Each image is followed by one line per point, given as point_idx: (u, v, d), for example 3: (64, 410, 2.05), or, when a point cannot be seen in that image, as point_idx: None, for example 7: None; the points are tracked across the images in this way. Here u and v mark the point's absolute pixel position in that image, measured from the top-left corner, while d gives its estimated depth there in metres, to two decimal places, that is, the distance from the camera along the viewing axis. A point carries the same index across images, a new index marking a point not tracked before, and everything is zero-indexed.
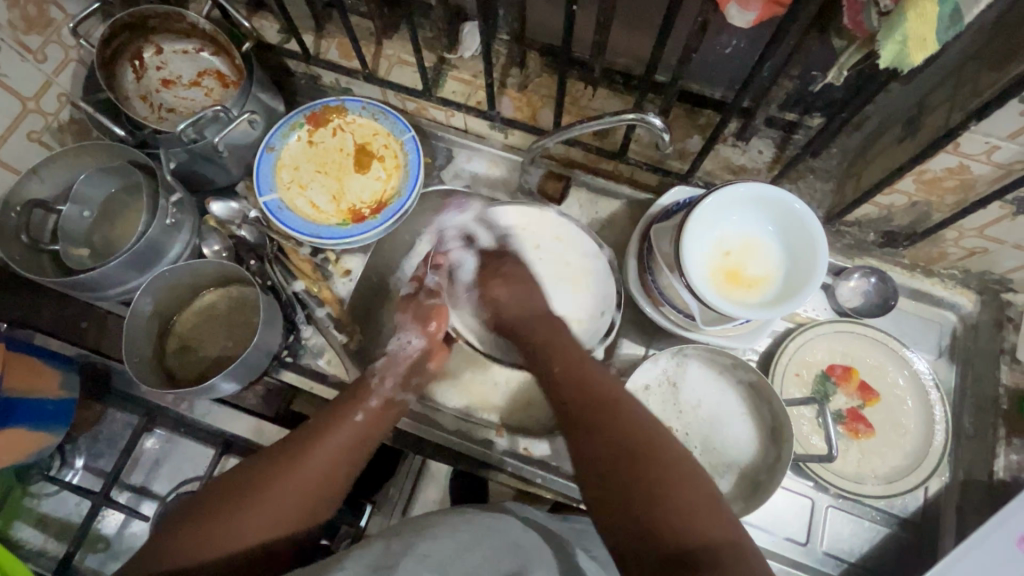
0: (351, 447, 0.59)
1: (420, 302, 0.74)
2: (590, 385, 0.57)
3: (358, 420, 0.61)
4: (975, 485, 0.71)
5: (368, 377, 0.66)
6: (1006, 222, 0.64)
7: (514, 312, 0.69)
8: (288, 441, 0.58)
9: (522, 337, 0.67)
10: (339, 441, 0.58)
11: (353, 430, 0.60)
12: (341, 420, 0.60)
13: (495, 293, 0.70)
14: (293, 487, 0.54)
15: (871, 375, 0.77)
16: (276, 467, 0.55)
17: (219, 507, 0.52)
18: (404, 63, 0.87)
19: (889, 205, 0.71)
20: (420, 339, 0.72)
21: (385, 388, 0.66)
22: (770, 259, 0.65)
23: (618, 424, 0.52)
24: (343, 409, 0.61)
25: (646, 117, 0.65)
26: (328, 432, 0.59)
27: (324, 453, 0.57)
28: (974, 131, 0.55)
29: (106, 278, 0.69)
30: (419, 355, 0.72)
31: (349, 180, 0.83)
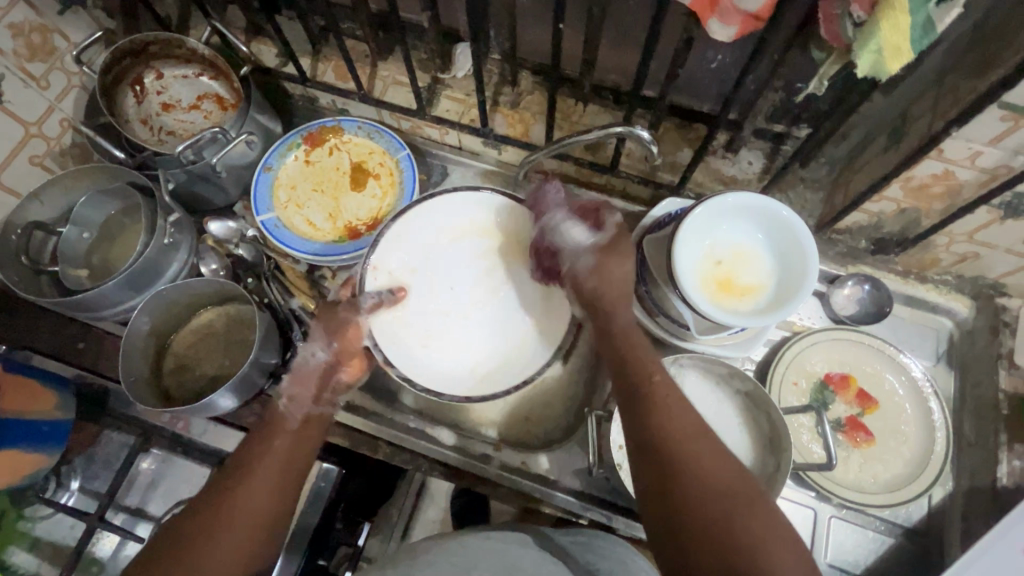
0: (275, 480, 0.55)
1: (339, 313, 0.68)
2: (653, 417, 0.52)
3: (278, 448, 0.57)
4: (977, 492, 0.70)
5: (276, 401, 0.61)
6: (995, 227, 0.65)
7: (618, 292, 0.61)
8: (206, 489, 0.55)
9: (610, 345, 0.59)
10: (262, 479, 0.54)
11: (278, 457, 0.56)
12: (261, 453, 0.56)
13: (608, 276, 0.61)
14: (225, 537, 0.51)
15: (869, 382, 0.76)
16: (197, 522, 0.52)
17: (149, 573, 0.50)
18: (398, 83, 0.89)
19: (879, 212, 0.71)
20: (325, 353, 0.67)
21: (299, 407, 0.61)
22: (761, 268, 0.65)
23: (694, 446, 0.50)
24: (260, 440, 0.57)
25: (633, 130, 0.66)
26: (250, 467, 0.55)
27: (249, 493, 0.53)
28: (957, 138, 0.56)
29: (104, 298, 0.70)
30: (330, 367, 0.67)
31: (345, 198, 0.84)
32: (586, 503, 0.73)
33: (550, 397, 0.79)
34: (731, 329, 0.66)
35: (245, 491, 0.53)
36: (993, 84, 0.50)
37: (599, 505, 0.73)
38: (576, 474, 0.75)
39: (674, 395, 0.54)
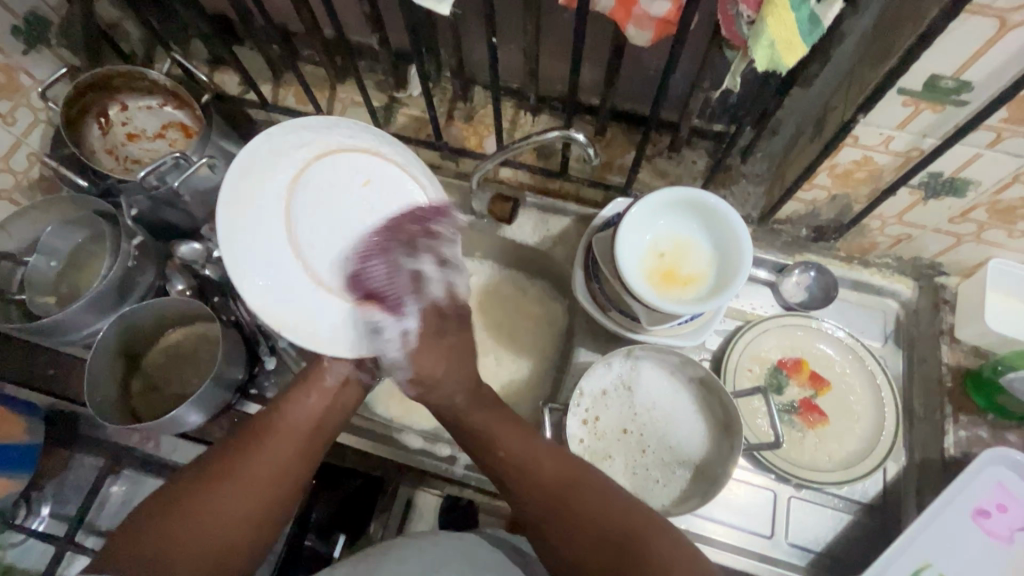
0: (307, 428, 0.60)
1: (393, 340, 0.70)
2: (537, 465, 0.57)
3: (313, 400, 0.62)
4: (928, 464, 0.72)
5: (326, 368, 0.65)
6: (920, 207, 0.69)
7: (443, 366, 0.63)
8: (243, 428, 0.59)
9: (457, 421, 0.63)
10: (293, 422, 0.60)
11: (308, 411, 0.61)
12: (295, 400, 0.61)
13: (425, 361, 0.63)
14: (243, 479, 0.54)
15: (819, 365, 0.79)
16: (231, 451, 0.56)
17: (187, 489, 0.53)
18: (357, 104, 0.93)
19: (812, 200, 0.75)
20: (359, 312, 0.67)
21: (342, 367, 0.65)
22: (701, 258, 0.68)
23: (585, 516, 0.53)
24: (297, 392, 0.62)
25: (569, 134, 0.69)
26: (285, 410, 0.60)
27: (280, 434, 0.58)
28: (867, 124, 0.60)
29: (69, 321, 0.71)
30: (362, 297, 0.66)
31: None
32: None
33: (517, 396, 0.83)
34: (678, 318, 0.69)
35: (279, 430, 0.59)
36: (887, 73, 0.54)
37: None
38: None
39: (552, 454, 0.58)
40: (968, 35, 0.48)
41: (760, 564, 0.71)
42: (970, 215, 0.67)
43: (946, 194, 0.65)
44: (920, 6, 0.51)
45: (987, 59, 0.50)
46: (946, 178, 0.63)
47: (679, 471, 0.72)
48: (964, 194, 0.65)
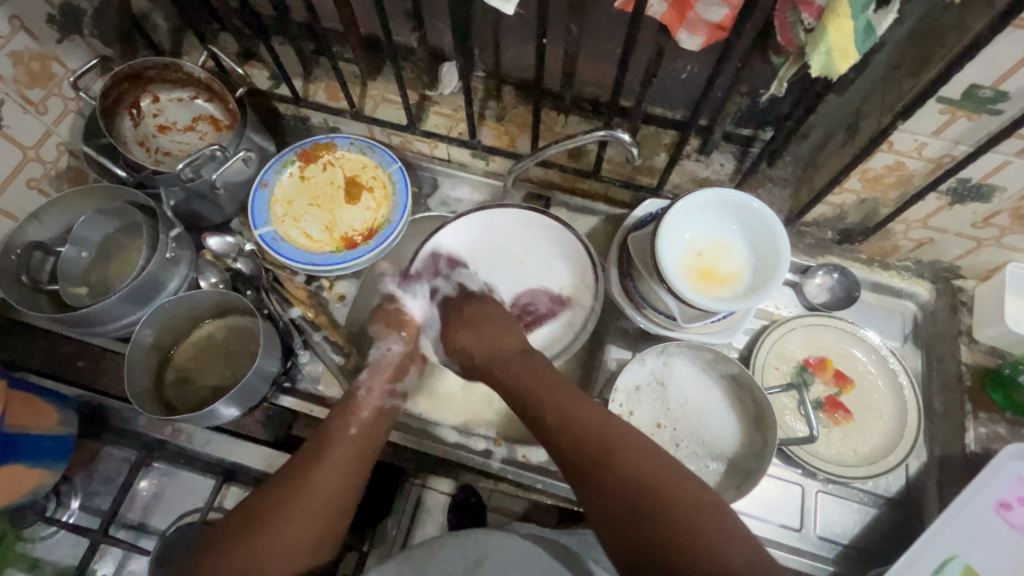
0: (346, 459, 0.62)
1: (389, 310, 0.79)
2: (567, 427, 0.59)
3: (352, 433, 0.65)
4: (949, 459, 0.75)
5: (356, 391, 0.70)
6: (945, 211, 0.72)
7: (489, 356, 0.71)
8: (286, 467, 0.62)
9: (500, 382, 0.68)
10: (335, 457, 0.62)
11: (346, 447, 0.63)
12: (335, 433, 0.64)
13: (463, 338, 0.73)
14: (291, 515, 0.57)
15: (844, 363, 0.81)
16: (280, 489, 0.59)
17: (241, 528, 0.57)
18: (388, 101, 0.93)
19: (841, 203, 0.77)
20: (398, 344, 0.76)
21: (375, 398, 0.70)
22: (738, 258, 0.70)
23: (648, 499, 0.52)
24: (335, 424, 0.65)
25: (615, 134, 0.73)
26: (326, 445, 0.63)
27: (325, 469, 0.60)
28: (903, 130, 0.63)
29: (105, 312, 0.71)
30: (403, 359, 0.76)
31: (340, 211, 0.88)
32: None
33: None
34: (715, 316, 0.71)
35: (320, 465, 0.61)
36: (930, 81, 0.57)
37: None
38: None
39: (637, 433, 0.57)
40: (1014, 47, 0.51)
41: (791, 557, 0.72)
42: (993, 220, 0.70)
43: (972, 200, 0.68)
44: (966, 18, 0.53)
45: None
46: (974, 183, 0.66)
47: (713, 465, 0.73)
48: (989, 200, 0.67)
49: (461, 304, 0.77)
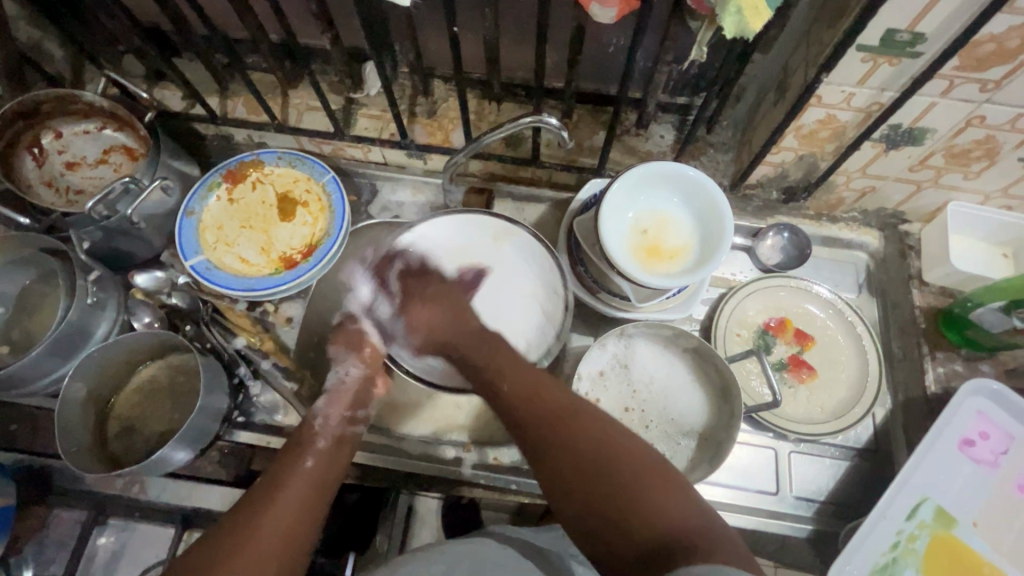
0: (308, 499, 0.52)
1: (350, 330, 0.69)
2: (538, 403, 0.53)
3: (309, 465, 0.55)
4: (913, 403, 0.76)
5: (310, 421, 0.60)
6: (882, 159, 0.71)
7: (443, 327, 0.64)
8: (232, 512, 0.50)
9: (456, 354, 0.62)
10: (297, 494, 0.51)
11: (308, 482, 0.53)
12: (292, 469, 0.54)
13: (421, 317, 0.66)
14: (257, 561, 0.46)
15: (802, 322, 0.81)
16: (231, 540, 0.48)
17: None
18: (312, 109, 0.89)
19: (781, 162, 0.77)
20: (356, 368, 0.66)
21: (332, 426, 0.60)
22: (683, 230, 0.69)
23: (604, 456, 0.48)
24: (289, 459, 0.55)
25: (542, 119, 0.69)
26: (282, 484, 0.52)
27: (286, 505, 0.50)
28: (829, 83, 0.62)
29: (27, 370, 0.67)
30: (364, 382, 0.66)
31: (276, 230, 0.84)
32: None
33: None
34: (667, 292, 0.69)
35: (277, 504, 0.50)
36: (846, 31, 0.56)
37: None
38: None
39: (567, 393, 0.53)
40: None
41: (769, 521, 0.73)
42: (927, 161, 0.71)
43: (905, 144, 0.68)
44: None
45: (939, 10, 0.52)
46: (904, 129, 0.66)
47: (684, 441, 0.73)
48: (921, 143, 0.68)
49: (424, 279, 0.69)
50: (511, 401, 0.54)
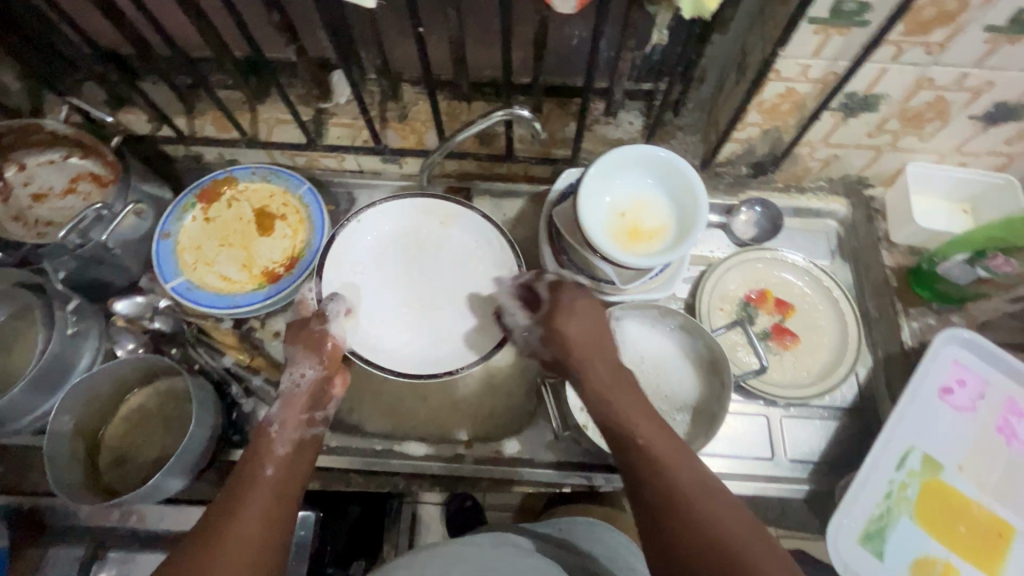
0: (273, 505, 0.52)
1: (311, 329, 0.67)
2: (671, 471, 0.51)
3: (271, 472, 0.55)
4: (893, 359, 0.79)
5: (266, 427, 0.60)
6: (841, 127, 0.74)
7: (578, 358, 0.61)
8: (193, 534, 0.49)
9: (588, 393, 0.60)
10: (262, 501, 0.51)
11: (274, 489, 0.53)
12: (253, 478, 0.54)
13: (567, 332, 0.62)
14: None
15: (782, 291, 0.84)
16: (193, 559, 0.46)
17: None
18: (283, 122, 0.89)
19: (747, 138, 0.79)
20: (314, 369, 0.65)
21: (290, 431, 0.60)
22: (660, 210, 0.70)
23: (721, 548, 0.46)
24: (250, 467, 0.55)
25: (513, 112, 0.71)
26: (245, 494, 0.52)
27: (250, 515, 0.50)
28: (786, 57, 0.64)
29: (10, 407, 0.66)
30: (321, 383, 0.65)
31: (256, 246, 0.83)
32: (564, 471, 0.75)
33: (507, 384, 0.80)
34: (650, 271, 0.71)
35: (241, 517, 0.50)
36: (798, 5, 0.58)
37: (576, 469, 0.75)
38: (547, 447, 0.77)
39: (698, 470, 0.51)
40: None
41: (768, 485, 0.75)
42: (884, 126, 0.74)
43: (862, 111, 0.71)
44: None
45: None
46: (860, 96, 0.69)
47: (680, 416, 0.74)
48: (877, 108, 0.71)
49: (560, 292, 0.66)
50: (637, 466, 0.52)
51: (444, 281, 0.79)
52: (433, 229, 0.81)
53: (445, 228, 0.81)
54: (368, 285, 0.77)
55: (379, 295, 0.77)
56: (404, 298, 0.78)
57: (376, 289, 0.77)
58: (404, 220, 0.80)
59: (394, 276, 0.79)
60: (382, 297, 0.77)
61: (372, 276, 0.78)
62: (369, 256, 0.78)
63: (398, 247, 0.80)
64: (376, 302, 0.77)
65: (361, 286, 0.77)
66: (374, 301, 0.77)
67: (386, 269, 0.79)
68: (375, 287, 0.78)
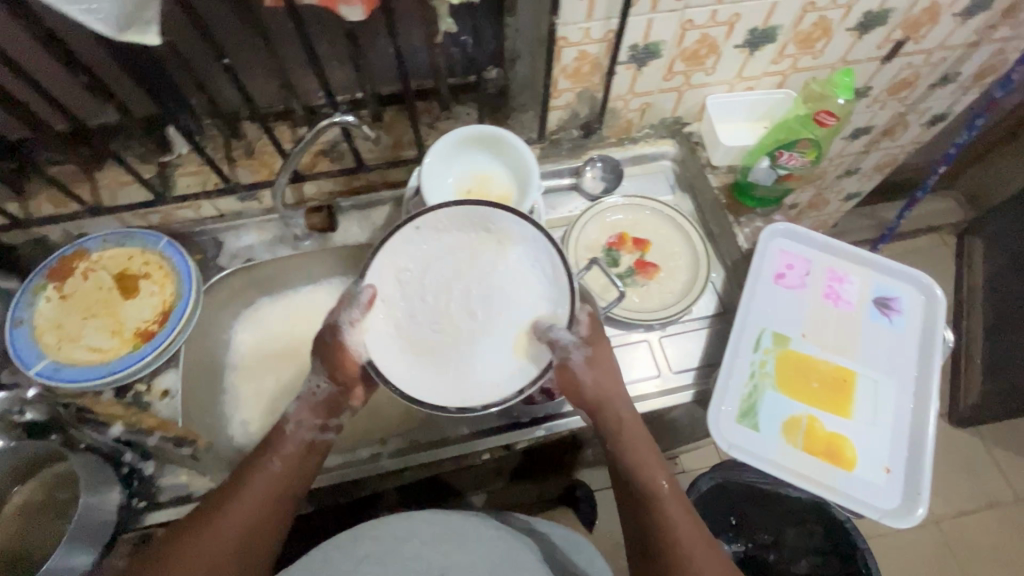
0: (271, 493, 0.61)
1: (324, 342, 0.64)
2: (665, 504, 0.64)
3: (279, 464, 0.63)
4: (738, 262, 0.90)
5: (282, 424, 0.65)
6: (639, 77, 0.85)
7: (596, 397, 0.67)
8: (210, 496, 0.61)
9: (608, 427, 0.68)
10: (257, 489, 0.60)
11: (272, 478, 0.62)
12: (261, 465, 0.62)
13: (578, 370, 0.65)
14: (214, 548, 0.56)
15: (636, 230, 0.93)
16: (201, 521, 0.58)
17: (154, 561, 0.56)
18: (126, 184, 0.87)
19: (567, 104, 0.88)
20: (327, 384, 0.66)
21: (303, 431, 0.65)
22: (500, 181, 0.77)
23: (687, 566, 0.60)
24: (261, 459, 0.63)
25: (336, 120, 0.74)
26: (249, 478, 0.61)
27: (245, 496, 0.60)
28: (566, 24, 0.73)
29: None
30: (338, 394, 0.66)
31: (122, 309, 0.81)
32: (478, 438, 0.79)
33: None
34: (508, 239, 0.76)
35: (242, 494, 0.60)
36: None
37: (489, 433, 0.79)
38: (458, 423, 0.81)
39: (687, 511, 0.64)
40: None
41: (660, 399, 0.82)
42: (673, 69, 0.85)
43: (649, 59, 0.82)
44: None
45: None
46: (642, 46, 0.79)
47: None
48: (660, 54, 0.82)
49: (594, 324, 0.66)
50: (643, 496, 0.65)
51: (488, 303, 0.63)
52: (486, 247, 0.64)
53: (502, 249, 0.64)
54: (403, 297, 0.62)
55: (412, 309, 0.62)
56: (439, 320, 0.62)
57: (411, 304, 0.62)
58: (458, 227, 0.64)
59: (433, 290, 0.63)
60: (416, 314, 0.62)
61: (416, 288, 0.63)
62: (409, 270, 0.63)
63: (444, 256, 0.63)
64: (407, 317, 0.62)
65: (394, 298, 0.62)
66: (405, 317, 0.62)
67: (428, 280, 0.63)
68: (409, 304, 0.62)
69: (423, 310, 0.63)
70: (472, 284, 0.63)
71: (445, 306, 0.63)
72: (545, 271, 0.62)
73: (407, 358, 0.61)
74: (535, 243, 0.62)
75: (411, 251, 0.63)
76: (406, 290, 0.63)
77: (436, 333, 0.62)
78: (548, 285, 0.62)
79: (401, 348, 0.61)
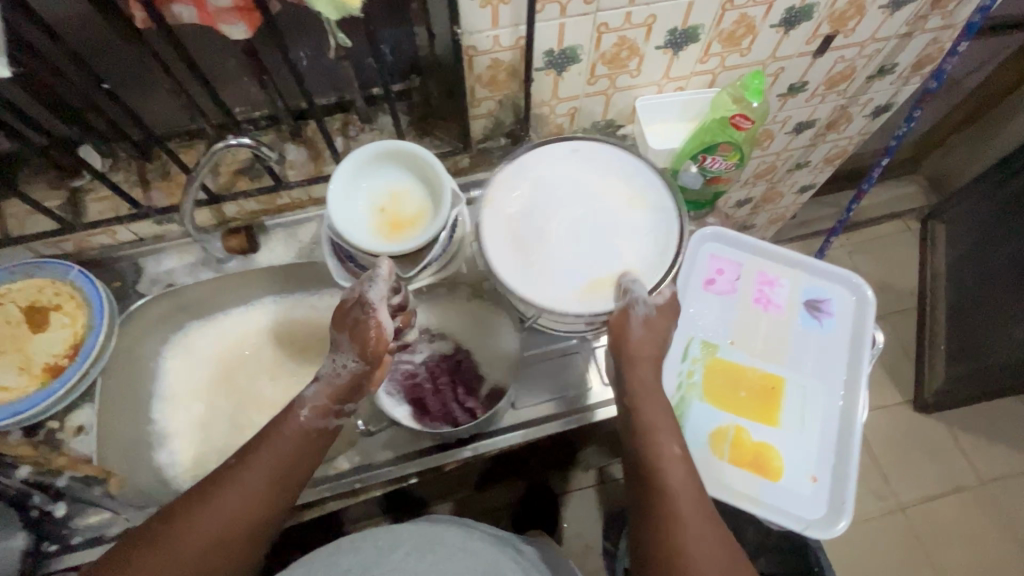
0: (275, 472, 0.60)
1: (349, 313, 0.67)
2: (679, 499, 0.59)
3: (290, 442, 0.62)
4: None
5: (298, 404, 0.64)
6: (560, 82, 0.83)
7: (642, 376, 0.66)
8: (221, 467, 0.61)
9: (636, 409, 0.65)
10: (263, 466, 0.59)
11: (277, 458, 0.60)
12: (268, 441, 0.61)
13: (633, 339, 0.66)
14: (213, 521, 0.56)
15: None
16: (208, 490, 0.58)
17: (161, 526, 0.56)
18: (35, 212, 0.84)
19: (489, 112, 0.86)
20: (355, 360, 0.66)
21: (313, 421, 0.64)
22: (414, 197, 0.74)
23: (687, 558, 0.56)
24: (271, 438, 0.62)
25: (233, 141, 0.71)
26: (256, 454, 0.60)
27: (251, 474, 0.59)
28: (472, 32, 0.71)
29: None
30: (361, 373, 0.66)
31: (32, 343, 0.78)
32: (402, 463, 0.78)
33: None
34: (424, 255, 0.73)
35: (249, 469, 0.59)
36: None
37: (412, 458, 0.78)
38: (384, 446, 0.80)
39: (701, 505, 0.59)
40: None
41: None
42: (596, 73, 0.83)
43: (568, 64, 0.80)
44: None
45: None
46: (558, 51, 0.77)
47: None
48: (579, 58, 0.79)
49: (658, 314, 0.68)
50: (653, 486, 0.60)
51: (579, 254, 0.69)
52: (619, 204, 0.72)
53: (632, 207, 0.72)
54: (529, 201, 0.72)
55: (537, 212, 0.72)
56: (550, 238, 0.70)
57: (539, 208, 0.72)
58: (621, 173, 0.74)
59: (560, 216, 0.71)
60: (552, 212, 0.71)
61: (568, 195, 0.73)
62: (530, 193, 0.73)
63: (595, 187, 0.73)
64: (538, 213, 0.71)
65: (524, 200, 0.72)
66: (528, 216, 0.71)
67: (573, 196, 0.73)
68: (553, 204, 0.72)
69: (540, 214, 0.71)
70: (582, 235, 0.70)
71: (576, 220, 0.71)
72: (657, 242, 0.70)
73: (514, 245, 0.69)
74: (659, 224, 0.71)
75: (547, 168, 0.75)
76: (537, 187, 0.73)
77: (559, 242, 0.70)
78: (640, 252, 0.69)
79: (515, 239, 0.70)
